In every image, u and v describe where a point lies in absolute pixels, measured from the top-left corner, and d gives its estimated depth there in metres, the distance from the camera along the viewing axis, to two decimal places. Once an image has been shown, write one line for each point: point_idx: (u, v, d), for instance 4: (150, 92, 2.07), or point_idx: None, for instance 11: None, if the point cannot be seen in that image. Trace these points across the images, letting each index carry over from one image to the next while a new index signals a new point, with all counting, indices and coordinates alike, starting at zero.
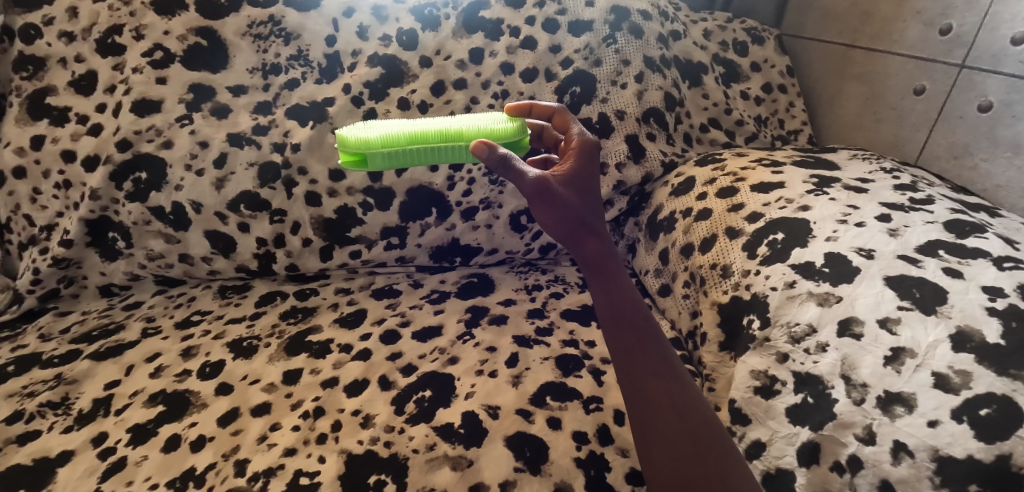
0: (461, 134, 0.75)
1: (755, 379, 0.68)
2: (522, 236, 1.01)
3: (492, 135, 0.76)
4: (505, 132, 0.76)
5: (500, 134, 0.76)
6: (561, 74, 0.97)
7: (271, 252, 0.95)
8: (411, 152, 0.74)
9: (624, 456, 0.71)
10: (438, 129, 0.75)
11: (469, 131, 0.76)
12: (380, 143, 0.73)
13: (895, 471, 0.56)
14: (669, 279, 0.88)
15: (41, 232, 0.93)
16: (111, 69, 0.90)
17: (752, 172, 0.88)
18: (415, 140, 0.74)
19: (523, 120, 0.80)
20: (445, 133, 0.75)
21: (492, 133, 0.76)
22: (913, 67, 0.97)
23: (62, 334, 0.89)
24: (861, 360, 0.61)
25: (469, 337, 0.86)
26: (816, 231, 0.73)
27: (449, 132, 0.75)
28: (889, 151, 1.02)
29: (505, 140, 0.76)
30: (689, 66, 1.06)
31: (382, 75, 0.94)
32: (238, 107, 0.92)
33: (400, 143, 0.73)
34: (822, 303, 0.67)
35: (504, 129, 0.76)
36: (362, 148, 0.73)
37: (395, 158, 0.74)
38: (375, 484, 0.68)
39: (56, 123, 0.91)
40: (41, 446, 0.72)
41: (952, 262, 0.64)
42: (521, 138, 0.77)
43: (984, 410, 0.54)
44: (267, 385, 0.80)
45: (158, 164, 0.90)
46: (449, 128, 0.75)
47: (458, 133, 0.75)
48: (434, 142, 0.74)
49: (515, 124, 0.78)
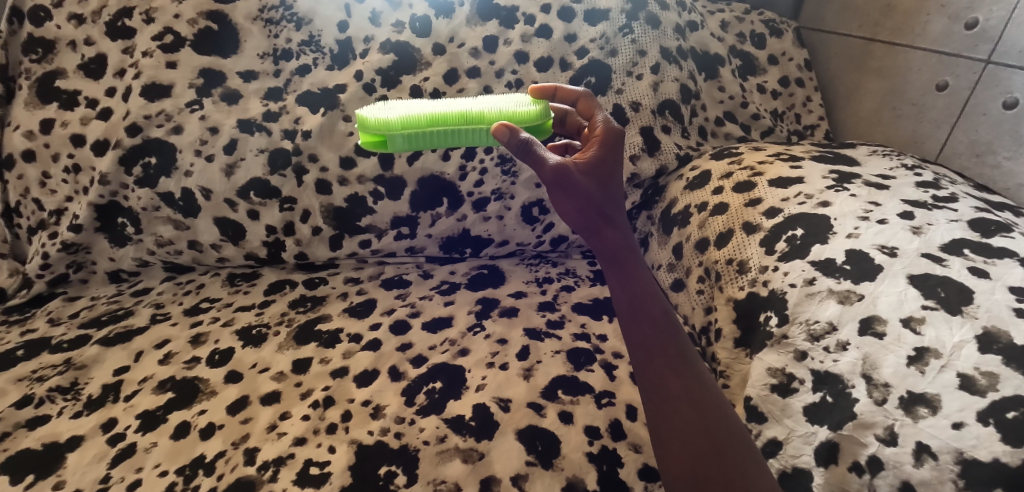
0: (481, 117, 0.74)
1: (771, 377, 0.67)
2: (534, 229, 1.00)
3: (512, 119, 0.75)
4: (527, 116, 0.75)
5: (522, 117, 0.75)
6: (576, 64, 0.95)
7: (280, 240, 0.95)
8: (431, 133, 0.73)
9: (637, 452, 0.69)
10: (458, 111, 0.74)
11: (490, 113, 0.74)
12: (399, 124, 0.72)
13: (917, 473, 0.55)
14: (682, 274, 0.87)
15: (50, 216, 0.92)
16: (121, 52, 0.89)
17: (769, 166, 0.86)
18: (435, 122, 0.73)
19: (545, 102, 0.78)
20: (465, 115, 0.74)
21: (513, 115, 0.75)
22: (935, 62, 0.95)
23: (70, 319, 0.89)
24: (883, 359, 0.60)
25: (480, 328, 0.86)
26: (836, 227, 0.72)
27: (471, 115, 0.74)
28: (909, 148, 1.01)
29: (527, 124, 0.75)
30: (706, 58, 1.04)
31: (395, 62, 0.92)
32: (249, 93, 0.90)
33: (419, 125, 0.72)
34: (843, 302, 0.65)
35: (527, 112, 0.75)
36: (381, 129, 0.71)
37: (415, 141, 0.73)
38: (386, 475, 0.67)
39: (65, 107, 0.89)
40: (50, 432, 0.71)
41: (978, 261, 0.63)
42: (542, 122, 0.76)
43: (1011, 413, 0.53)
44: (276, 374, 0.79)
45: (167, 149, 0.89)
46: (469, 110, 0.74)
47: (479, 116, 0.74)
48: (455, 124, 0.73)
49: (537, 107, 0.76)
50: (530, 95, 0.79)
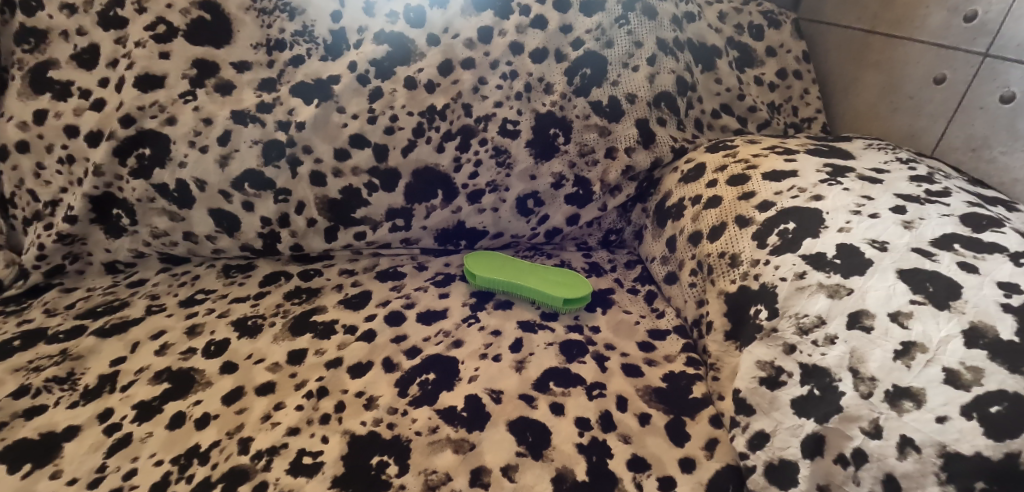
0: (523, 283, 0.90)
1: (760, 370, 0.68)
2: (528, 220, 1.00)
3: (540, 293, 0.89)
4: (550, 296, 0.88)
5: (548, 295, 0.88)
6: (571, 55, 0.95)
7: (275, 232, 0.95)
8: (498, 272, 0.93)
9: (627, 442, 0.70)
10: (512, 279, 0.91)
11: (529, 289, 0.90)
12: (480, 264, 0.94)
13: (900, 466, 0.56)
14: (676, 267, 0.89)
15: (45, 207, 0.92)
16: (114, 42, 0.88)
17: (764, 159, 0.86)
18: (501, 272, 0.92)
19: (574, 295, 0.88)
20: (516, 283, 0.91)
21: (541, 293, 0.89)
22: (934, 55, 0.95)
23: (67, 310, 0.89)
24: (870, 353, 0.61)
25: (474, 320, 0.87)
26: (828, 221, 0.72)
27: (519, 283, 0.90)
28: (905, 142, 1.01)
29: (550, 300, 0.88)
30: (702, 49, 1.03)
31: (389, 53, 0.91)
32: (242, 84, 0.90)
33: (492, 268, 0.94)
34: (832, 296, 0.66)
35: (550, 293, 0.88)
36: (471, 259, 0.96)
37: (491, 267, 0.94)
38: (377, 465, 0.68)
39: (58, 98, 0.89)
40: (47, 421, 0.72)
41: (967, 256, 0.63)
42: (562, 301, 0.88)
43: (995, 407, 0.53)
44: (272, 365, 0.80)
45: (161, 141, 0.88)
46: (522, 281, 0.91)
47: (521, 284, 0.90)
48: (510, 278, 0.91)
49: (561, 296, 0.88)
50: (564, 291, 0.88)
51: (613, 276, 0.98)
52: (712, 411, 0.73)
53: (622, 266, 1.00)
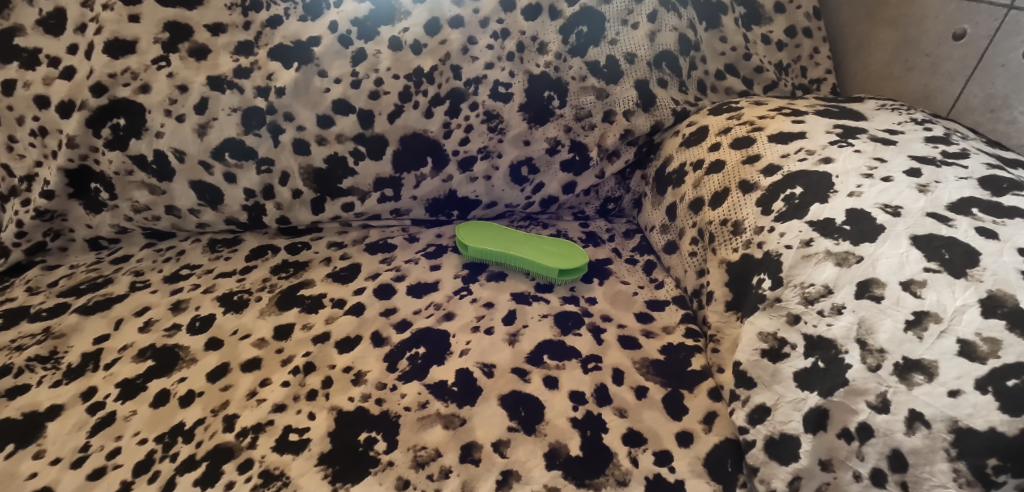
0: (517, 254, 0.87)
1: (762, 342, 0.65)
2: (523, 189, 0.96)
3: (535, 263, 0.86)
4: (545, 265, 0.85)
5: (542, 265, 0.85)
6: (566, 12, 0.89)
7: (260, 204, 0.92)
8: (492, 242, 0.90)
9: (623, 417, 0.67)
10: (506, 251, 0.88)
11: (524, 258, 0.86)
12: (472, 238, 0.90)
13: (908, 442, 0.53)
14: (676, 236, 0.86)
15: (22, 183, 0.89)
16: (80, 6, 0.84)
17: (770, 121, 0.82)
18: (495, 244, 0.89)
19: (570, 264, 0.85)
20: (510, 255, 0.87)
21: (536, 262, 0.86)
22: (954, 9, 0.89)
23: (50, 288, 0.87)
24: (879, 324, 0.57)
25: (466, 292, 0.84)
26: (837, 185, 0.68)
27: (514, 254, 0.87)
28: (919, 102, 0.96)
29: (545, 270, 0.85)
30: (707, 6, 0.97)
31: (372, 12, 0.86)
32: (218, 48, 0.86)
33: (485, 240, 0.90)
34: (840, 264, 0.62)
35: (545, 262, 0.85)
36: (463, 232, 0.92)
37: (483, 239, 0.91)
38: (365, 441, 0.65)
39: (26, 66, 0.85)
40: (29, 401, 0.70)
41: (986, 221, 0.59)
42: (557, 270, 0.85)
43: (1012, 381, 0.49)
44: (257, 340, 0.78)
45: (136, 110, 0.85)
46: (516, 252, 0.87)
47: (516, 254, 0.87)
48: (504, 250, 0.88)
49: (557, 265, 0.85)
50: (559, 261, 0.85)
51: (611, 245, 0.94)
52: (712, 384, 0.70)
53: (621, 236, 0.97)
